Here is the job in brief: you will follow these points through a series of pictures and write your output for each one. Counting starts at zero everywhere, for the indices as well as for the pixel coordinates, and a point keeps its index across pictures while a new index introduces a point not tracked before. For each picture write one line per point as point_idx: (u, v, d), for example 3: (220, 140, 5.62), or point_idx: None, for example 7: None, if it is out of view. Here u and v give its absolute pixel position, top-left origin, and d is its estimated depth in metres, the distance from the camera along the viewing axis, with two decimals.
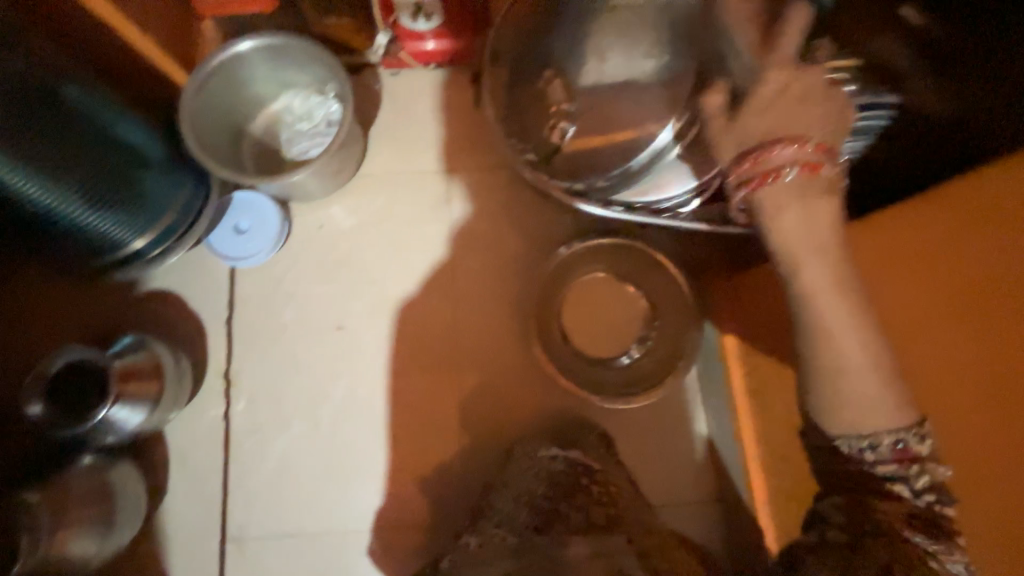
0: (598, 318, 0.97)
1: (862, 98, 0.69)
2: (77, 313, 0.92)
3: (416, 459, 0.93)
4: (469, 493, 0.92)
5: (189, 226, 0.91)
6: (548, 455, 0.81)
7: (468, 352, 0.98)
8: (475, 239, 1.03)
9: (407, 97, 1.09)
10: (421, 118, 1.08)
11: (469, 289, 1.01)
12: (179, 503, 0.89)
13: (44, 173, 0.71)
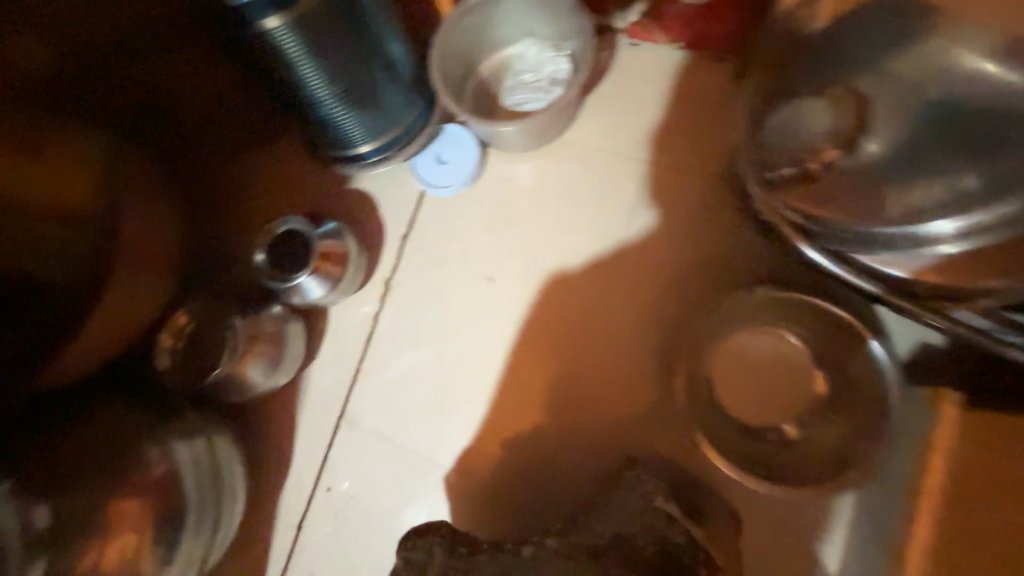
0: (756, 383, 0.86)
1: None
2: (296, 186, 1.08)
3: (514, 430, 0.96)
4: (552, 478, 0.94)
5: (405, 143, 1.00)
6: (666, 509, 0.79)
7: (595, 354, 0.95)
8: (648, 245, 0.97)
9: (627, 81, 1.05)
10: (634, 104, 1.03)
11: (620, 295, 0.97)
12: (318, 372, 1.03)
13: (324, 67, 0.81)
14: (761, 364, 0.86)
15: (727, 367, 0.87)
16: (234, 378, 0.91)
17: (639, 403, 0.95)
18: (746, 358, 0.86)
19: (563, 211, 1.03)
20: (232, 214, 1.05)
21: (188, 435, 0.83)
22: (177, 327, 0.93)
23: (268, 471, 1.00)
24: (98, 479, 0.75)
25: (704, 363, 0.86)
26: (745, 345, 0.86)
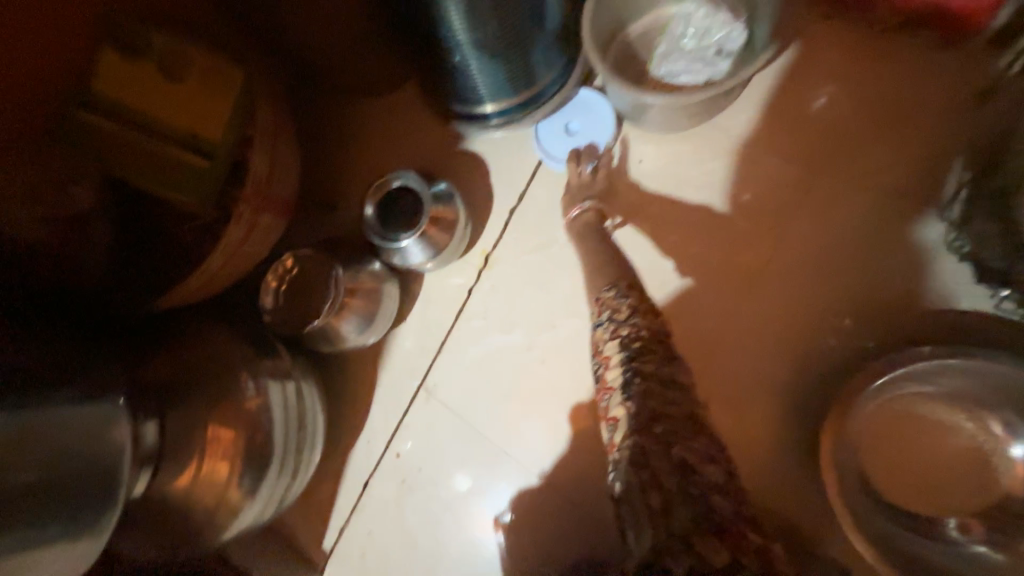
0: (915, 460, 0.74)
1: None
2: (408, 141, 1.02)
3: (598, 439, 0.90)
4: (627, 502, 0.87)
5: (533, 108, 0.90)
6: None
7: (708, 380, 0.84)
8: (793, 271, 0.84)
9: (803, 70, 0.87)
10: (804, 101, 0.87)
11: (747, 319, 0.84)
12: (404, 337, 1.01)
13: (473, 10, 0.72)
14: (922, 435, 0.74)
15: (880, 432, 0.75)
16: (326, 332, 0.89)
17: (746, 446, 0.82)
18: (907, 426, 0.75)
19: (696, 207, 0.89)
20: (345, 164, 1.03)
21: (279, 379, 0.83)
22: (285, 269, 0.90)
23: (343, 422, 1.01)
24: (198, 404, 0.77)
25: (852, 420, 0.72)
26: (919, 418, 0.75)
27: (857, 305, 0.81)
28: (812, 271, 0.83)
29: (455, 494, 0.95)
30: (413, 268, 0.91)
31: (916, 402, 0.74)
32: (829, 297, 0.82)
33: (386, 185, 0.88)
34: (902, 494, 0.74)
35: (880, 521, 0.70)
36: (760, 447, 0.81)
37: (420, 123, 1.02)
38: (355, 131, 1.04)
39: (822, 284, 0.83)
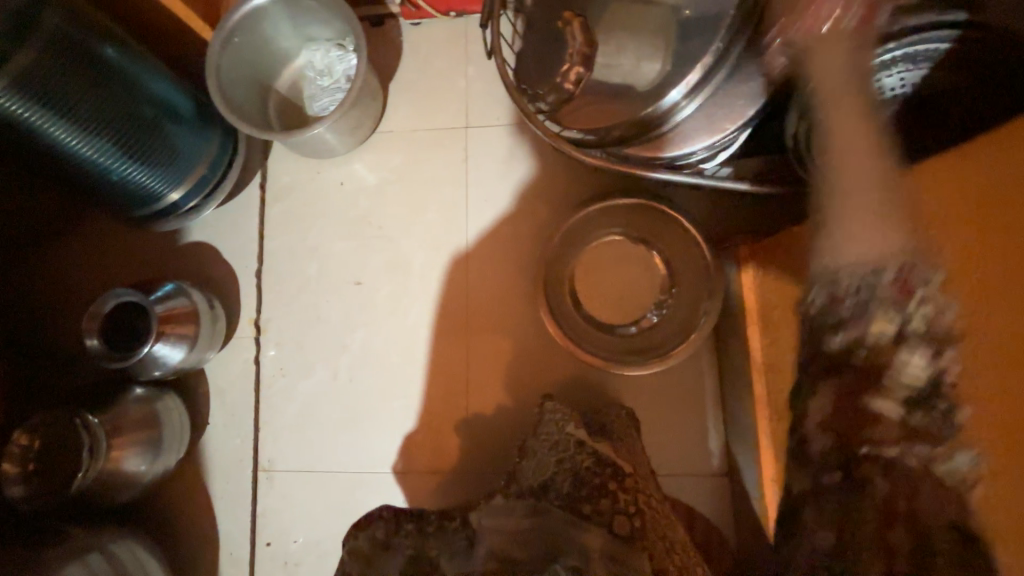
0: (604, 285, 0.93)
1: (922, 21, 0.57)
2: (117, 261, 0.98)
3: (432, 413, 0.97)
4: (481, 446, 0.95)
5: (219, 179, 0.97)
6: (575, 436, 0.78)
7: (481, 313, 0.98)
8: (495, 199, 1.01)
9: (420, 58, 1.07)
10: (434, 77, 1.06)
11: (481, 252, 1.00)
12: (220, 436, 0.98)
13: (79, 125, 0.75)
14: (610, 269, 0.93)
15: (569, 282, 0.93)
16: (111, 479, 0.83)
17: (535, 347, 0.97)
18: (597, 269, 0.93)
19: (404, 192, 1.03)
20: (58, 312, 0.95)
21: (74, 556, 0.75)
22: (21, 448, 0.81)
23: (199, 548, 0.95)
24: None
25: (560, 290, 0.92)
26: (594, 261, 0.94)
27: (553, 199, 0.99)
28: (506, 194, 1.00)
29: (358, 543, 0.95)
30: (177, 369, 0.90)
31: (591, 250, 0.94)
32: (528, 201, 0.99)
33: (99, 309, 0.85)
34: (603, 318, 0.92)
35: (618, 342, 0.90)
36: (542, 340, 0.97)
37: (119, 239, 0.99)
38: (49, 279, 0.96)
39: (522, 200, 1.00)
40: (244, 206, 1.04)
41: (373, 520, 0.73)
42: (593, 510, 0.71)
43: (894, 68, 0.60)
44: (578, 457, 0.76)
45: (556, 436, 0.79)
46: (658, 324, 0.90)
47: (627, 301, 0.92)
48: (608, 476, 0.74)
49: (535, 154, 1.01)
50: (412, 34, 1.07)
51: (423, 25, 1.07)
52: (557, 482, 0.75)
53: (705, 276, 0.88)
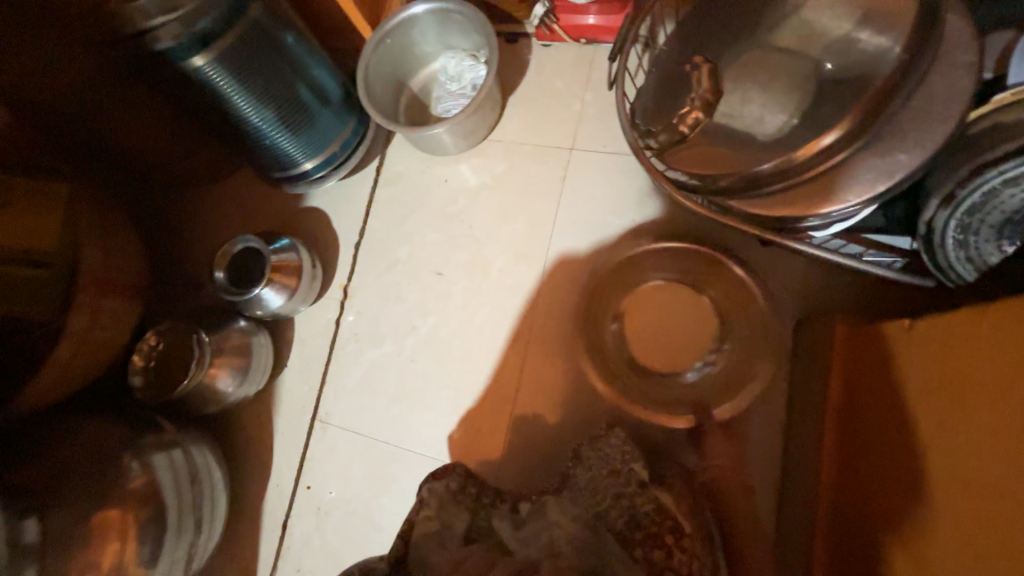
0: (660, 327, 0.92)
1: None
2: (250, 211, 1.15)
3: (477, 411, 1.00)
4: (515, 455, 0.97)
5: (345, 158, 1.09)
6: (638, 476, 0.78)
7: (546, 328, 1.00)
8: (584, 223, 1.02)
9: (543, 78, 1.12)
10: (552, 98, 1.11)
11: (559, 270, 1.02)
12: (292, 379, 1.10)
13: (255, 96, 0.90)
14: (659, 311, 0.93)
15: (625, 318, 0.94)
16: (204, 391, 0.97)
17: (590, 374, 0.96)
18: (646, 309, 0.93)
19: (499, 198, 1.09)
20: (198, 244, 1.13)
21: (164, 447, 0.89)
22: (149, 346, 0.99)
23: (253, 471, 1.07)
24: (92, 483, 0.82)
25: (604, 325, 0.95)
26: (644, 300, 0.94)
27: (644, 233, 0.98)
28: (596, 220, 1.01)
29: (387, 513, 1.00)
30: (273, 313, 1.03)
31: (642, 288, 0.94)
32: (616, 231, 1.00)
33: (230, 249, 1.00)
34: (652, 361, 0.91)
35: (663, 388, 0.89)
36: None
37: (255, 193, 1.16)
38: (197, 213, 1.15)
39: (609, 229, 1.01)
40: (359, 184, 1.16)
41: (446, 473, 0.88)
42: (643, 556, 0.71)
43: None
44: (636, 499, 0.76)
45: (618, 467, 0.79)
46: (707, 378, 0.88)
47: (682, 351, 0.90)
48: (666, 528, 0.73)
49: (634, 187, 1.01)
50: (541, 55, 1.13)
51: (552, 47, 1.13)
52: (609, 517, 0.75)
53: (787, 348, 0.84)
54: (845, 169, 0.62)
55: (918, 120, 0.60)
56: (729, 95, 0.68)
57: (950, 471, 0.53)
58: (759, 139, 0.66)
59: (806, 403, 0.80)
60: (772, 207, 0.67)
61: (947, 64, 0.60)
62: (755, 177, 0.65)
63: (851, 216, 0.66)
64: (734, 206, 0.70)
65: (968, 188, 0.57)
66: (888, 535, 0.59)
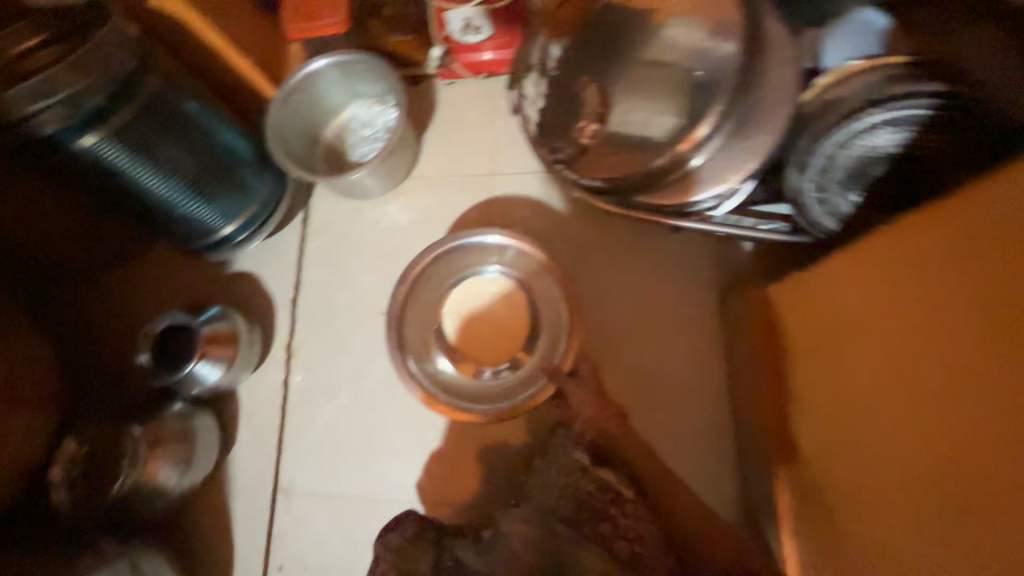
0: (495, 323, 1.00)
1: (904, 86, 0.62)
2: (171, 287, 1.09)
3: (447, 442, 0.99)
4: (492, 478, 0.97)
5: (267, 217, 1.07)
6: (579, 462, 0.83)
7: None
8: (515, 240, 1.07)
9: (453, 113, 1.18)
10: (464, 131, 1.17)
11: None
12: (244, 455, 1.03)
13: (158, 168, 0.87)
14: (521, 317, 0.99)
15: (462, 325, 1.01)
16: (144, 489, 0.88)
17: None
18: (510, 317, 1.00)
19: (430, 230, 1.12)
20: (114, 332, 1.05)
21: (103, 563, 0.79)
22: (70, 455, 0.86)
23: (214, 565, 0.98)
24: None
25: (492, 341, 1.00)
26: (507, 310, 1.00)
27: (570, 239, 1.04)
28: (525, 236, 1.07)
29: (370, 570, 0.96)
30: (213, 388, 0.97)
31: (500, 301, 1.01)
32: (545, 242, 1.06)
33: (155, 328, 0.94)
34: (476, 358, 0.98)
35: (486, 385, 0.97)
36: None
37: (173, 267, 1.10)
38: (110, 300, 1.07)
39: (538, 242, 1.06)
40: (287, 240, 1.14)
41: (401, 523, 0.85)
42: (593, 531, 0.76)
43: (881, 129, 0.64)
44: (579, 483, 0.81)
45: (562, 460, 0.83)
46: (493, 381, 0.97)
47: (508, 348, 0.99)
48: (609, 500, 0.79)
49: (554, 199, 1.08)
50: (447, 92, 1.19)
51: (457, 84, 1.19)
52: (557, 506, 0.79)
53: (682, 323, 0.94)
54: (721, 155, 0.72)
55: (768, 104, 0.70)
56: (618, 110, 0.79)
57: (860, 393, 0.61)
58: (649, 142, 0.76)
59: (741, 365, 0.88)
60: (669, 198, 0.76)
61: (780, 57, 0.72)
62: (650, 173, 0.74)
63: (735, 194, 0.76)
64: (641, 201, 0.78)
65: (813, 154, 0.68)
66: (836, 469, 0.63)
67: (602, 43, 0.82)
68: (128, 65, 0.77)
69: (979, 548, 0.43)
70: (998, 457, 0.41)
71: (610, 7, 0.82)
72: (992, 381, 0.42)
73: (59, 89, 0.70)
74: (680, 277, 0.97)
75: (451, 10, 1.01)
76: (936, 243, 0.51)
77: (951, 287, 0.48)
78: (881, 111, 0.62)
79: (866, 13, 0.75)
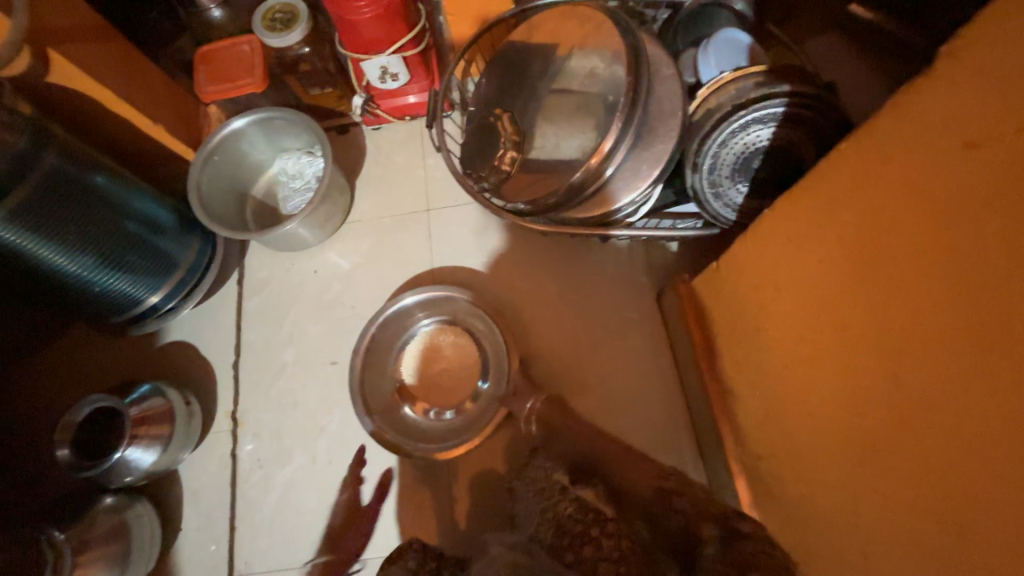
0: (436, 367, 1.01)
1: (759, 90, 0.71)
2: (94, 370, 1.01)
3: (414, 486, 0.96)
4: (467, 516, 0.93)
5: (197, 281, 1.03)
6: (558, 481, 0.81)
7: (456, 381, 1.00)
8: (458, 270, 1.09)
9: (382, 156, 1.21)
10: (395, 172, 1.19)
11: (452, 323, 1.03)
12: (192, 542, 0.94)
13: (67, 245, 0.82)
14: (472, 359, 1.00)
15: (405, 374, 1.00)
16: None
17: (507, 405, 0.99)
18: (461, 359, 1.01)
19: (373, 272, 1.11)
20: (30, 428, 0.95)
21: None
22: None
23: None
24: None
25: (445, 385, 0.99)
26: (457, 352, 1.01)
27: (512, 263, 1.07)
28: (468, 265, 1.09)
29: None
30: (149, 473, 0.89)
31: (452, 345, 1.02)
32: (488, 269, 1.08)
33: (74, 419, 0.85)
34: (423, 401, 0.98)
35: (429, 428, 0.97)
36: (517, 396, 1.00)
37: (95, 348, 1.02)
38: (22, 395, 0.97)
39: (481, 270, 1.08)
40: (222, 302, 1.09)
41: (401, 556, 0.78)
42: (576, 559, 0.69)
43: (750, 128, 0.72)
44: (559, 504, 0.77)
45: (542, 484, 0.82)
46: (436, 424, 0.97)
47: (450, 392, 0.99)
48: (591, 521, 0.74)
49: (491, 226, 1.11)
50: (374, 138, 1.22)
51: (383, 129, 1.23)
52: (539, 532, 0.76)
53: (627, 325, 0.99)
54: (626, 168, 0.79)
55: (662, 116, 0.78)
56: (530, 130, 0.84)
57: (788, 362, 0.64)
58: (562, 158, 0.80)
59: (687, 359, 0.92)
60: (589, 210, 0.82)
61: (663, 73, 0.80)
62: (571, 187, 0.78)
63: (649, 200, 0.82)
64: (565, 216, 0.83)
65: (698, 158, 0.76)
66: (795, 448, 0.65)
67: (510, 77, 0.88)
68: (21, 143, 0.74)
69: (923, 479, 0.45)
70: (919, 388, 0.44)
71: (512, 44, 0.89)
72: (898, 321, 0.46)
73: None
74: (618, 284, 1.02)
75: (366, 61, 1.03)
76: (816, 212, 0.56)
77: (840, 248, 0.53)
78: (758, 110, 0.70)
79: (729, 31, 0.86)
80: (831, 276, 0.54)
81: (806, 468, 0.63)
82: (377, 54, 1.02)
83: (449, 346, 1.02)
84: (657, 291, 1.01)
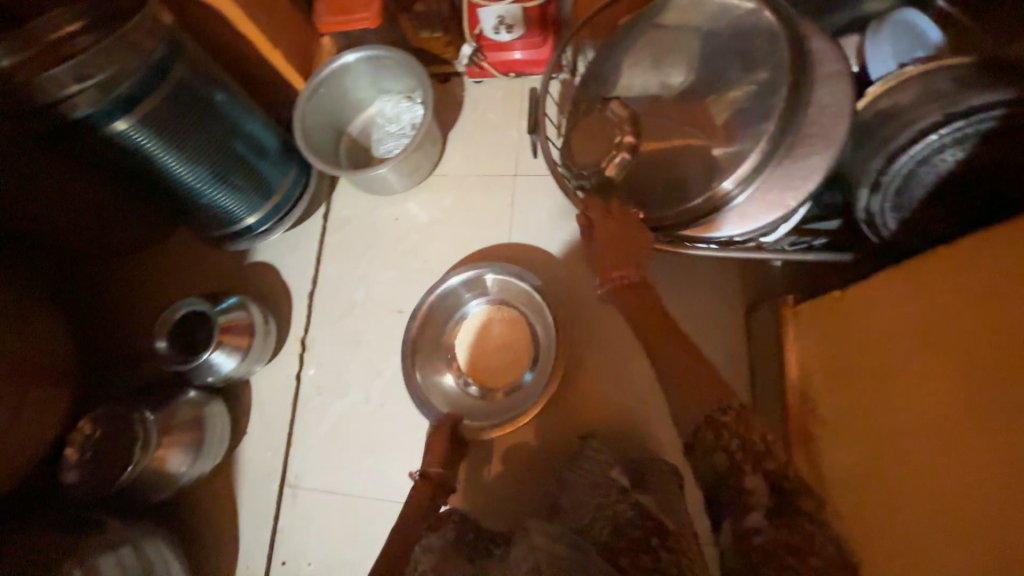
0: (484, 344, 1.00)
1: (983, 97, 0.59)
2: (192, 274, 1.09)
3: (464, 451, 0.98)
4: (504, 490, 0.94)
5: (290, 208, 1.07)
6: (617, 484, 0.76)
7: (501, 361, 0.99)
8: (536, 243, 1.05)
9: (479, 112, 1.17)
10: (490, 131, 1.15)
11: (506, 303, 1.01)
12: (253, 447, 1.02)
13: (185, 155, 0.87)
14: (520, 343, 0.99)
15: (456, 348, 1.01)
16: (152, 476, 0.87)
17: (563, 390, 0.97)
18: (509, 341, 0.99)
19: (452, 229, 1.10)
20: (135, 315, 1.05)
21: (109, 547, 0.79)
22: (84, 435, 0.86)
23: (216, 557, 0.97)
24: None
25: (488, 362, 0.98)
26: (506, 332, 1.00)
27: None
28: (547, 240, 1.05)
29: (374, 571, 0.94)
30: (226, 378, 0.97)
31: (503, 326, 1.00)
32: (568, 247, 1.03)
33: (174, 314, 0.93)
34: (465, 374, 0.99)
35: (475, 407, 0.97)
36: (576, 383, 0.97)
37: (194, 254, 1.10)
38: (133, 284, 1.08)
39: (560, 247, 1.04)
40: (308, 232, 1.13)
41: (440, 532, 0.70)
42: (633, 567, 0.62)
43: (964, 143, 0.61)
44: (618, 507, 0.71)
45: (597, 480, 0.78)
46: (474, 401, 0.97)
47: (500, 376, 0.98)
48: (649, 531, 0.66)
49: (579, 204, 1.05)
50: (474, 91, 1.18)
51: (484, 83, 1.18)
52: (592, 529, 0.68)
53: (708, 337, 0.91)
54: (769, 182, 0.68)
55: (819, 118, 0.67)
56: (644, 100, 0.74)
57: (920, 417, 0.55)
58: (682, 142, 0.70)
59: (769, 386, 0.84)
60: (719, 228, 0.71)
61: (822, 63, 0.69)
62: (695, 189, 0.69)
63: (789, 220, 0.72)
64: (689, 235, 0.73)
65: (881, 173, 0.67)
66: (876, 517, 0.59)
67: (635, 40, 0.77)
68: (160, 51, 0.77)
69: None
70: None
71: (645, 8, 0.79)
72: None
73: (94, 72, 0.71)
74: (706, 291, 0.94)
75: (485, 7, 0.98)
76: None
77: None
78: (965, 124, 0.60)
79: (911, 9, 0.75)
80: (999, 340, 0.48)
81: (900, 538, 0.55)
82: (497, 1, 0.96)
83: (499, 326, 1.00)
84: (749, 306, 0.92)
